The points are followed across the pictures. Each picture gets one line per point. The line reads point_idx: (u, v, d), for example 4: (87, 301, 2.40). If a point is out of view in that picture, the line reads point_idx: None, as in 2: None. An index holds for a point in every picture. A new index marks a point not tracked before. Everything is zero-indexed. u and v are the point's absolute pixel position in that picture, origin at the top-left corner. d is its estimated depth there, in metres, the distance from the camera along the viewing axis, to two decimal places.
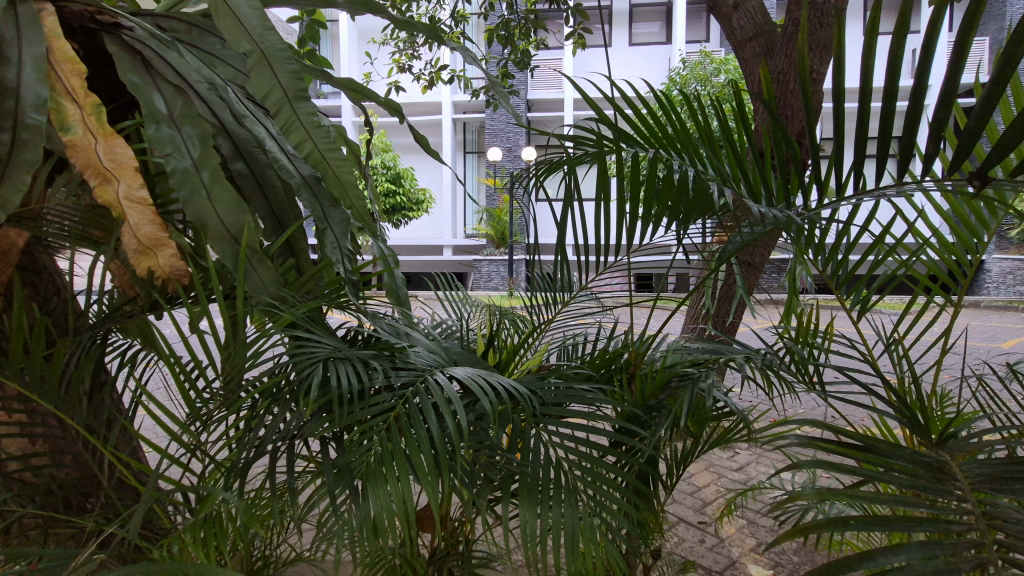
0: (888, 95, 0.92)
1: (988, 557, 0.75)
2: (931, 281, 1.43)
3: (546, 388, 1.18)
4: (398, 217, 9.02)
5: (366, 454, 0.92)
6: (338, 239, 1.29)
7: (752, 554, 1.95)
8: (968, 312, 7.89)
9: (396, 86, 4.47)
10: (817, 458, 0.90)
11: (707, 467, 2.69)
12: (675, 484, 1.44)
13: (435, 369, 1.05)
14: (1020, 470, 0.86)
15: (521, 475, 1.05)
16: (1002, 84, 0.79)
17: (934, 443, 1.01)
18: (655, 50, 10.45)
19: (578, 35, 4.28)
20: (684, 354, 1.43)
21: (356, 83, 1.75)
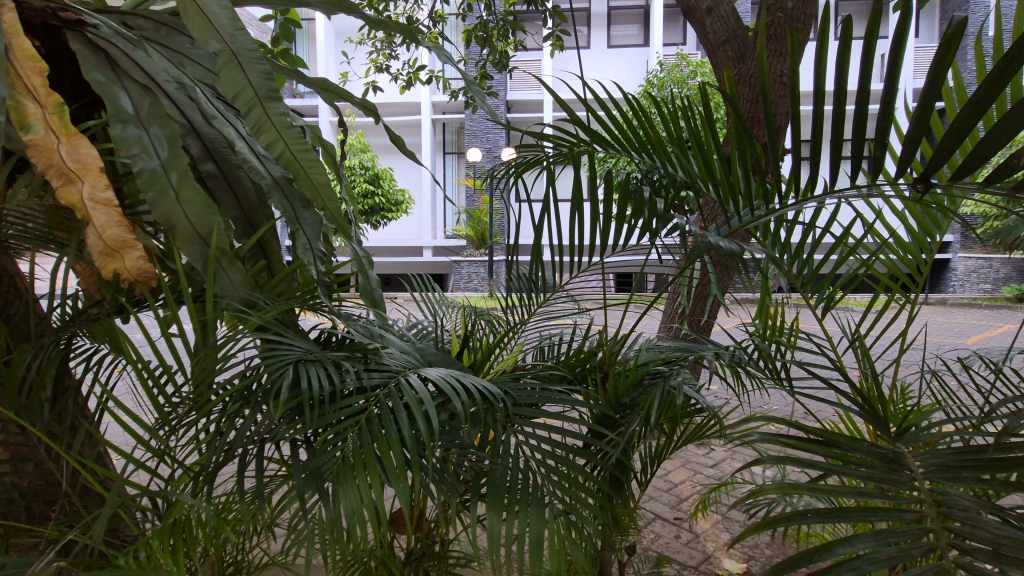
0: (860, 99, 0.95)
1: (940, 543, 0.79)
2: (892, 282, 1.48)
3: (520, 389, 1.19)
4: (377, 217, 8.94)
5: (336, 456, 0.92)
6: (309, 241, 1.28)
7: (726, 549, 1.99)
8: (935, 309, 8.13)
9: (374, 86, 4.42)
10: (781, 452, 0.92)
11: (684, 464, 2.73)
12: (648, 481, 1.46)
13: (408, 370, 1.05)
14: (971, 459, 0.90)
15: (493, 476, 1.05)
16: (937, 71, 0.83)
17: (893, 437, 1.04)
18: (633, 52, 10.56)
19: (556, 37, 4.30)
20: (656, 353, 1.44)
21: (329, 83, 1.74)
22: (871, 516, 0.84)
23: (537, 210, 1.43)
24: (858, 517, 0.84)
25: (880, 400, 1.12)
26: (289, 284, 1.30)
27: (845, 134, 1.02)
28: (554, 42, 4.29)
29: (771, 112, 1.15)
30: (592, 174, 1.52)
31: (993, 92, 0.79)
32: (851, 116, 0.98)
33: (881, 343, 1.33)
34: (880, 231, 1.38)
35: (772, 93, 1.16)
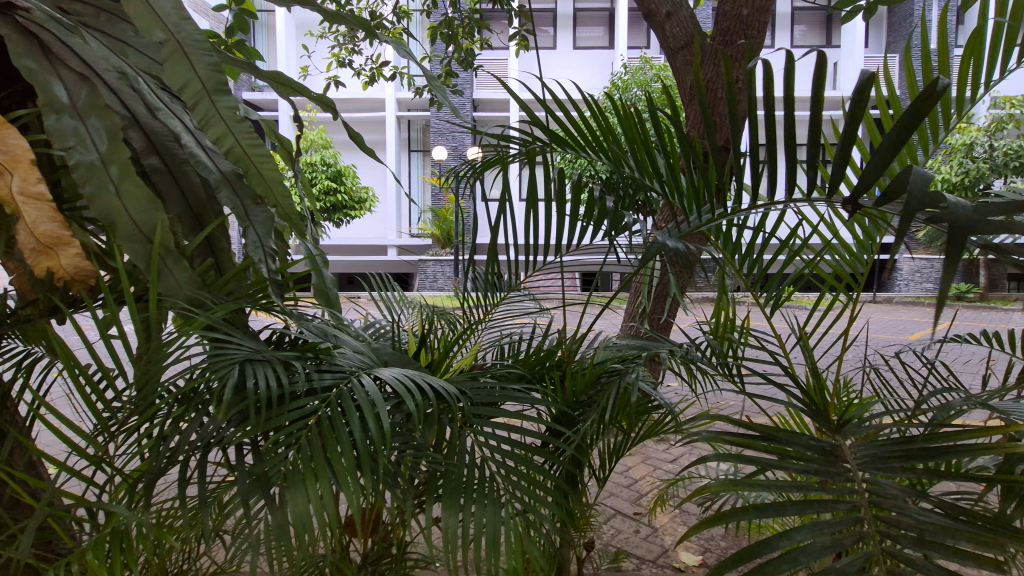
0: (815, 107, 0.99)
1: (869, 531, 0.83)
2: (836, 282, 1.55)
3: (478, 388, 1.19)
4: (340, 216, 8.79)
5: (284, 460, 0.90)
6: (260, 239, 1.23)
7: (683, 541, 2.04)
8: (881, 308, 8.55)
9: (336, 81, 4.31)
10: (725, 448, 0.95)
11: (644, 460, 2.79)
12: (607, 477, 1.48)
13: (362, 371, 1.03)
14: (901, 449, 0.95)
15: (447, 476, 1.05)
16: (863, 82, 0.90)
17: (834, 429, 1.09)
18: (599, 54, 10.69)
19: (522, 36, 4.30)
20: (613, 351, 1.47)
21: (285, 76, 1.69)
22: (807, 508, 0.87)
23: (497, 209, 1.44)
24: (795, 510, 0.87)
25: (824, 396, 1.17)
26: (239, 283, 1.25)
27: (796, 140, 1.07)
28: (517, 42, 4.30)
29: (727, 117, 1.19)
30: (553, 175, 1.54)
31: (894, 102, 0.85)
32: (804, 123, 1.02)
33: (826, 340, 1.39)
34: (826, 232, 1.44)
35: (728, 100, 1.20)
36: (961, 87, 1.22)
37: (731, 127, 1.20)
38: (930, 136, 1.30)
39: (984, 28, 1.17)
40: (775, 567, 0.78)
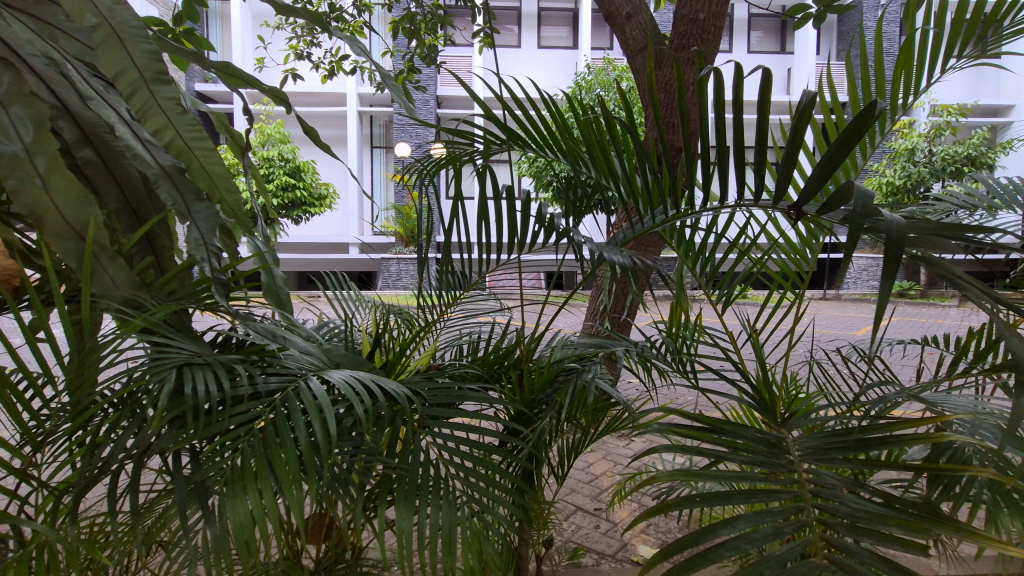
0: (763, 112, 0.99)
1: (807, 519, 0.86)
2: (783, 280, 1.60)
3: (433, 389, 1.18)
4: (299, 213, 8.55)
5: (226, 464, 0.86)
6: (202, 236, 1.14)
7: (641, 535, 2.08)
8: (831, 305, 8.93)
9: (294, 75, 4.18)
10: (674, 444, 0.97)
11: (605, 456, 2.83)
12: (565, 474, 1.49)
13: (310, 373, 1.00)
14: (839, 441, 0.99)
15: (399, 478, 1.03)
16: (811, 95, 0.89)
17: (779, 422, 1.13)
18: (563, 54, 10.76)
19: (486, 34, 4.28)
20: (570, 349, 1.48)
21: (234, 68, 1.62)
22: (750, 498, 0.90)
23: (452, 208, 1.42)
24: (738, 500, 0.90)
25: (771, 389, 1.21)
26: (182, 282, 1.20)
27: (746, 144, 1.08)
28: (481, 40, 4.28)
29: (686, 122, 1.20)
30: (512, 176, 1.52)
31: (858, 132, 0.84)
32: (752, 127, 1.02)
33: (775, 336, 1.43)
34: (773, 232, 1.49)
35: (688, 105, 1.21)
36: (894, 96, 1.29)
37: (688, 131, 1.21)
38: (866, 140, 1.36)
39: (915, 39, 1.25)
40: (718, 556, 0.80)
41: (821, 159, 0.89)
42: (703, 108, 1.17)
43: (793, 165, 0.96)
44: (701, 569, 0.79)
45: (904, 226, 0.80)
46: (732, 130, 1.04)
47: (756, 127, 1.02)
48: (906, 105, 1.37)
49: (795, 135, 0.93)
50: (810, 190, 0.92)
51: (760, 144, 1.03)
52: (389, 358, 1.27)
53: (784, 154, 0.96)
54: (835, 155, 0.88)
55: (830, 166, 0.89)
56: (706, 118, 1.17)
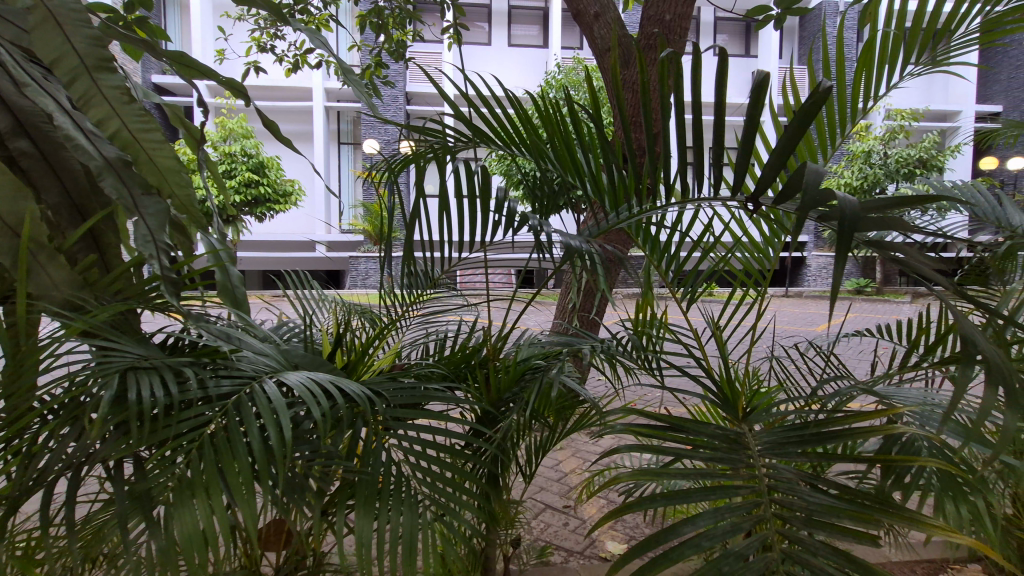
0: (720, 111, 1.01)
1: (765, 514, 0.87)
2: (745, 278, 1.63)
3: (397, 390, 1.15)
4: (263, 210, 8.32)
5: (171, 473, 0.82)
6: (151, 232, 1.08)
7: (609, 531, 2.10)
8: (793, 302, 9.20)
9: (256, 68, 4.04)
10: (637, 441, 0.97)
11: (574, 453, 2.84)
12: (533, 472, 1.49)
13: (265, 376, 0.96)
14: (797, 435, 1.01)
15: (360, 482, 1.01)
16: (761, 88, 0.92)
17: (739, 417, 1.15)
18: (533, 52, 10.78)
19: (455, 31, 4.24)
20: (537, 347, 1.48)
21: (187, 58, 1.54)
22: (710, 494, 0.91)
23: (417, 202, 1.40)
24: (699, 497, 0.91)
25: (733, 385, 1.23)
26: (129, 282, 1.14)
27: (707, 143, 1.10)
28: (450, 35, 4.23)
29: (650, 120, 1.22)
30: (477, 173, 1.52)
31: (807, 119, 0.87)
32: (710, 125, 1.06)
33: (737, 333, 1.46)
34: (736, 230, 1.51)
35: (652, 102, 1.22)
36: (853, 97, 1.33)
37: (652, 128, 1.23)
38: (826, 139, 1.40)
39: (874, 44, 1.28)
40: (679, 554, 0.80)
41: (773, 150, 0.92)
42: (665, 105, 1.19)
43: (749, 158, 0.98)
44: (662, 567, 0.79)
45: (858, 207, 0.81)
46: (692, 129, 1.06)
47: (713, 126, 1.05)
48: (865, 109, 1.39)
49: (747, 129, 0.95)
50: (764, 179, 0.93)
51: (718, 141, 1.05)
52: (352, 358, 1.24)
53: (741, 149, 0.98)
54: (787, 146, 0.91)
55: (786, 153, 0.90)
56: (670, 117, 1.19)
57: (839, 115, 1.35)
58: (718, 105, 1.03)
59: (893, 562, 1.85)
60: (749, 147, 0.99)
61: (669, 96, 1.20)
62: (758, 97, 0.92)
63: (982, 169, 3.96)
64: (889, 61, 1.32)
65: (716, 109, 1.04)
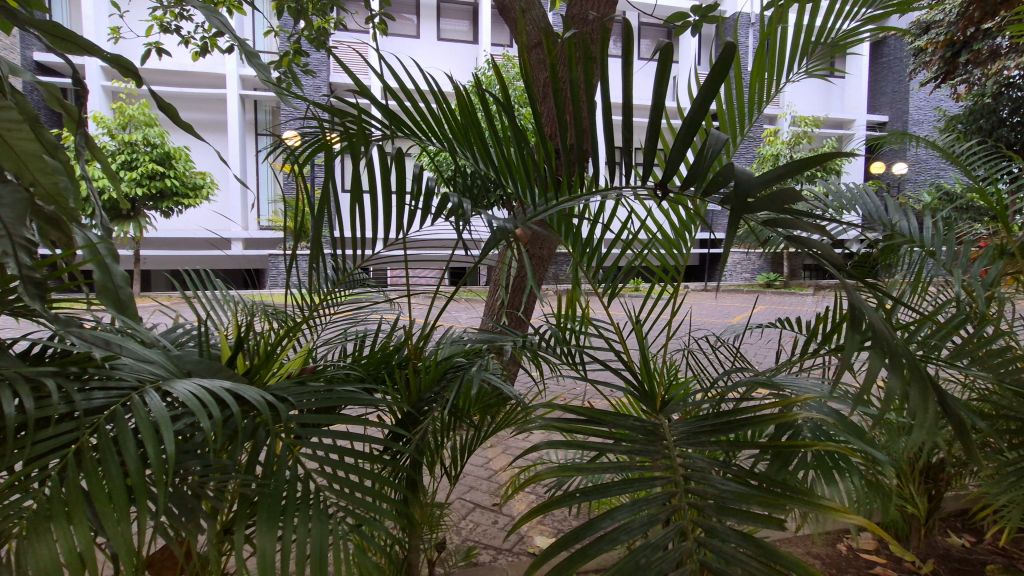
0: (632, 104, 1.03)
1: (679, 503, 0.89)
2: (662, 273, 1.68)
3: (307, 397, 1.08)
4: (171, 204, 7.66)
5: (31, 502, 0.73)
6: (6, 225, 0.93)
7: (538, 526, 2.10)
8: (713, 296, 9.74)
9: (157, 49, 3.67)
10: (557, 439, 0.96)
11: (504, 450, 2.84)
12: (457, 473, 1.46)
13: (148, 385, 0.87)
14: (707, 424, 1.04)
15: (261, 498, 0.93)
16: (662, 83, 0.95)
17: (657, 409, 1.17)
18: (462, 48, 10.71)
19: (380, 21, 4.10)
20: (459, 345, 1.46)
21: (62, 29, 1.34)
22: (628, 487, 0.91)
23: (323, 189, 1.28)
24: (616, 490, 0.91)
25: (652, 378, 1.25)
26: None
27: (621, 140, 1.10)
28: (375, 23, 4.06)
29: (568, 115, 1.22)
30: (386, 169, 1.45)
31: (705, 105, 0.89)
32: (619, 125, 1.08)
33: (654, 326, 1.50)
34: (651, 226, 1.56)
35: (570, 97, 1.23)
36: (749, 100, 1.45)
37: (571, 124, 1.22)
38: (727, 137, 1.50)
39: (763, 51, 1.40)
40: (596, 549, 0.79)
41: (682, 122, 0.92)
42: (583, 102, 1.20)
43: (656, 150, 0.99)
44: (579, 563, 0.78)
45: (756, 182, 0.83)
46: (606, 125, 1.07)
47: (624, 123, 1.06)
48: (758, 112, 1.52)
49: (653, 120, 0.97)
50: (672, 161, 0.94)
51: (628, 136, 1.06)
52: (255, 363, 1.15)
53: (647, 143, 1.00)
54: (694, 120, 0.91)
55: (683, 143, 0.92)
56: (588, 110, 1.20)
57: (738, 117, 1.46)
58: (627, 108, 1.06)
59: (797, 536, 1.99)
60: (655, 137, 1.00)
61: (586, 92, 1.22)
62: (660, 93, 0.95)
63: (873, 172, 4.33)
64: (777, 67, 1.45)
65: (623, 110, 1.08)
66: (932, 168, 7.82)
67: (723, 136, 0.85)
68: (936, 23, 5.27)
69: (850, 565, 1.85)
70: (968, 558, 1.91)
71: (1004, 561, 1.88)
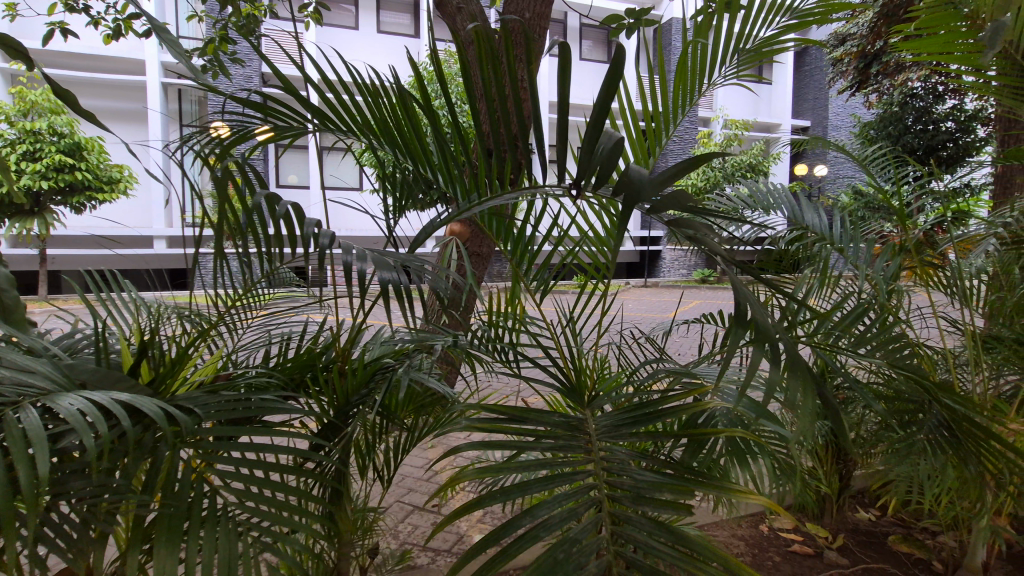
0: (565, 107, 1.05)
1: (600, 497, 0.91)
2: (593, 271, 1.71)
3: (219, 406, 1.05)
4: (82, 199, 7.06)
5: None
6: None
7: (477, 525, 2.10)
8: (653, 292, 10.07)
9: (61, 29, 3.34)
10: (482, 437, 0.96)
11: (445, 449, 2.81)
12: (387, 476, 1.43)
13: (30, 399, 0.80)
14: (629, 417, 1.08)
15: (159, 515, 0.90)
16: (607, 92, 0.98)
17: (584, 403, 1.20)
18: (404, 42, 10.51)
19: (313, 10, 3.93)
20: (389, 346, 1.43)
21: None
22: (551, 483, 0.92)
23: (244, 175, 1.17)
24: (538, 487, 0.91)
25: (581, 375, 1.27)
26: None
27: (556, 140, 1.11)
28: (307, 12, 3.88)
29: (504, 112, 1.22)
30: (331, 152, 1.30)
31: (607, 101, 0.98)
32: (555, 125, 1.09)
33: (587, 322, 1.53)
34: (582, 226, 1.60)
35: (497, 96, 1.24)
36: (673, 103, 1.52)
37: (510, 123, 1.23)
38: (654, 138, 1.57)
39: (685, 58, 1.47)
40: (516, 546, 0.79)
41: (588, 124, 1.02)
42: (516, 99, 1.20)
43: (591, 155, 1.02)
44: (499, 561, 0.78)
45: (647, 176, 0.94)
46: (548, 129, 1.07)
47: (559, 124, 1.08)
48: (682, 115, 1.59)
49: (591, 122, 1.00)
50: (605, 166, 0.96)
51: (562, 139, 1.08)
52: (161, 372, 1.08)
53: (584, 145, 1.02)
54: (599, 117, 1.00)
55: (594, 137, 1.01)
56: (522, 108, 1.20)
57: (660, 121, 1.53)
58: (561, 103, 1.06)
59: (723, 520, 2.09)
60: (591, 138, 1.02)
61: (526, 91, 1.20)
62: (606, 96, 0.98)
63: (797, 174, 4.59)
64: (698, 72, 1.53)
65: (560, 108, 1.07)
66: (847, 171, 8.42)
67: (615, 135, 0.99)
68: (851, 35, 5.65)
69: (771, 545, 1.96)
70: (874, 531, 2.07)
71: (904, 532, 2.06)
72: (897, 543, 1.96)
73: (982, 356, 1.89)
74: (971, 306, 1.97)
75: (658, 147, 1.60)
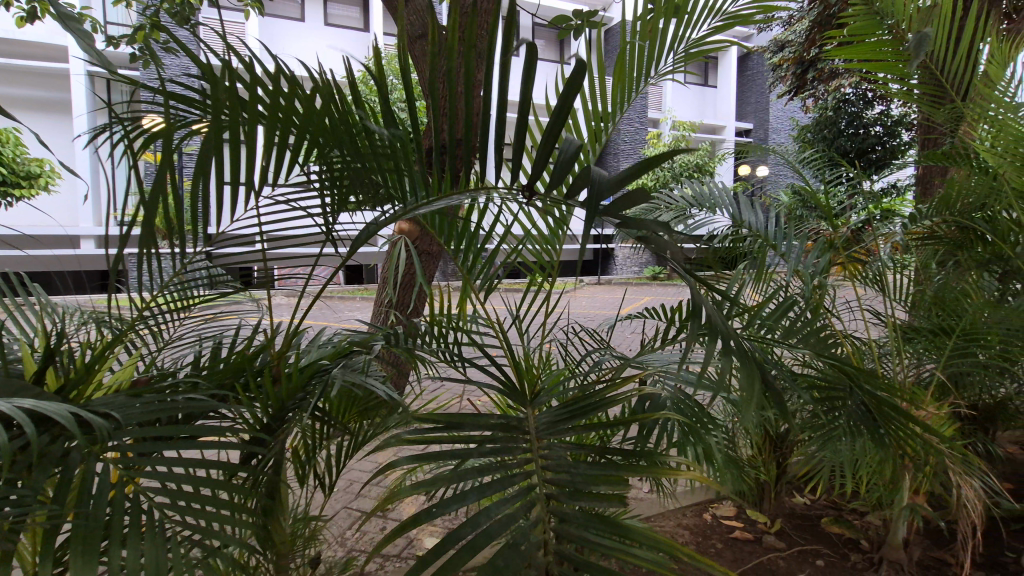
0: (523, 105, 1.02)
1: (537, 496, 0.91)
2: (538, 270, 1.72)
3: (139, 412, 0.98)
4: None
5: None
6: None
7: (427, 527, 2.08)
8: (606, 289, 10.27)
9: None
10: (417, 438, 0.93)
11: (395, 451, 2.77)
12: (328, 482, 1.39)
13: None
14: (568, 412, 1.09)
15: (73, 527, 0.84)
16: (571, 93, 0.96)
17: (525, 402, 1.18)
18: (353, 35, 10.24)
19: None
20: (326, 349, 1.40)
21: None
22: (488, 483, 0.91)
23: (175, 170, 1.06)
24: (475, 487, 0.91)
25: (523, 374, 1.27)
26: None
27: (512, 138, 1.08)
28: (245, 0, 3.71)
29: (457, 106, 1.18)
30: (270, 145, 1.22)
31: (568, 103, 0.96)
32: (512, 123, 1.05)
33: (531, 321, 1.53)
34: (525, 222, 1.60)
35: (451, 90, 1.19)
36: (610, 100, 1.56)
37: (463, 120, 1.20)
38: (593, 135, 1.60)
39: (622, 56, 1.51)
40: (451, 550, 0.78)
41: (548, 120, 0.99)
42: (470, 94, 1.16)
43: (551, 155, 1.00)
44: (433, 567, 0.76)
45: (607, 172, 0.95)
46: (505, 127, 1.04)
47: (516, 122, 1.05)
48: (622, 111, 1.62)
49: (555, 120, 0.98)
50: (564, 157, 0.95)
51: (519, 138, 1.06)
52: (70, 379, 1.01)
53: (542, 149, 1.00)
54: (560, 115, 0.98)
55: (554, 133, 0.99)
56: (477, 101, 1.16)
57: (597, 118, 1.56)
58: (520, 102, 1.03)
59: (668, 510, 2.16)
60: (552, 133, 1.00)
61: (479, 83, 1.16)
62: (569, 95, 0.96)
63: (739, 174, 4.76)
64: (636, 70, 1.56)
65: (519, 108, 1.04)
66: (786, 173, 8.82)
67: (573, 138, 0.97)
68: (787, 42, 5.92)
69: (713, 532, 2.04)
70: (807, 514, 2.18)
71: (835, 513, 2.18)
72: (829, 525, 2.07)
73: (902, 346, 2.02)
74: (891, 298, 2.10)
75: (599, 143, 1.63)
